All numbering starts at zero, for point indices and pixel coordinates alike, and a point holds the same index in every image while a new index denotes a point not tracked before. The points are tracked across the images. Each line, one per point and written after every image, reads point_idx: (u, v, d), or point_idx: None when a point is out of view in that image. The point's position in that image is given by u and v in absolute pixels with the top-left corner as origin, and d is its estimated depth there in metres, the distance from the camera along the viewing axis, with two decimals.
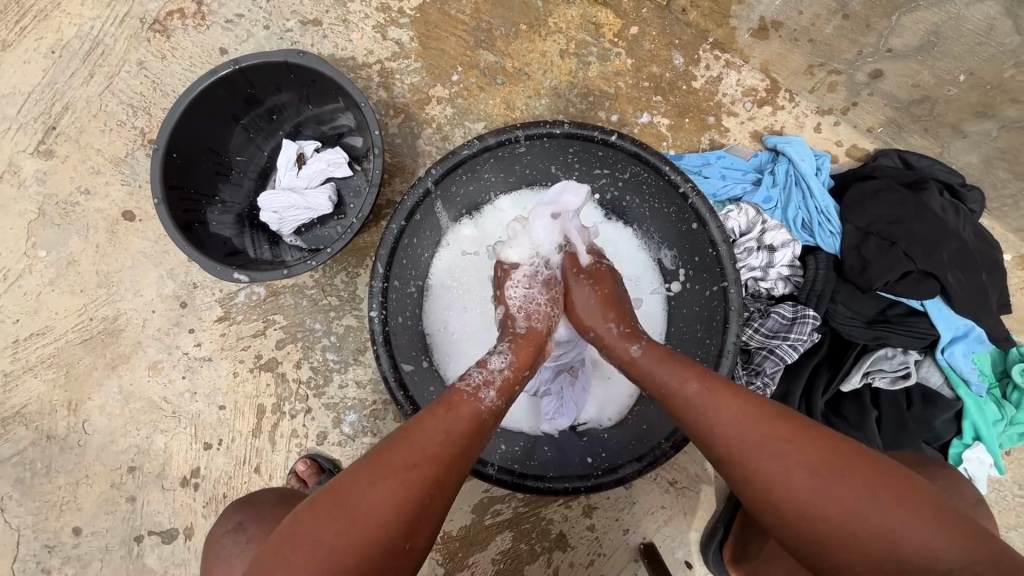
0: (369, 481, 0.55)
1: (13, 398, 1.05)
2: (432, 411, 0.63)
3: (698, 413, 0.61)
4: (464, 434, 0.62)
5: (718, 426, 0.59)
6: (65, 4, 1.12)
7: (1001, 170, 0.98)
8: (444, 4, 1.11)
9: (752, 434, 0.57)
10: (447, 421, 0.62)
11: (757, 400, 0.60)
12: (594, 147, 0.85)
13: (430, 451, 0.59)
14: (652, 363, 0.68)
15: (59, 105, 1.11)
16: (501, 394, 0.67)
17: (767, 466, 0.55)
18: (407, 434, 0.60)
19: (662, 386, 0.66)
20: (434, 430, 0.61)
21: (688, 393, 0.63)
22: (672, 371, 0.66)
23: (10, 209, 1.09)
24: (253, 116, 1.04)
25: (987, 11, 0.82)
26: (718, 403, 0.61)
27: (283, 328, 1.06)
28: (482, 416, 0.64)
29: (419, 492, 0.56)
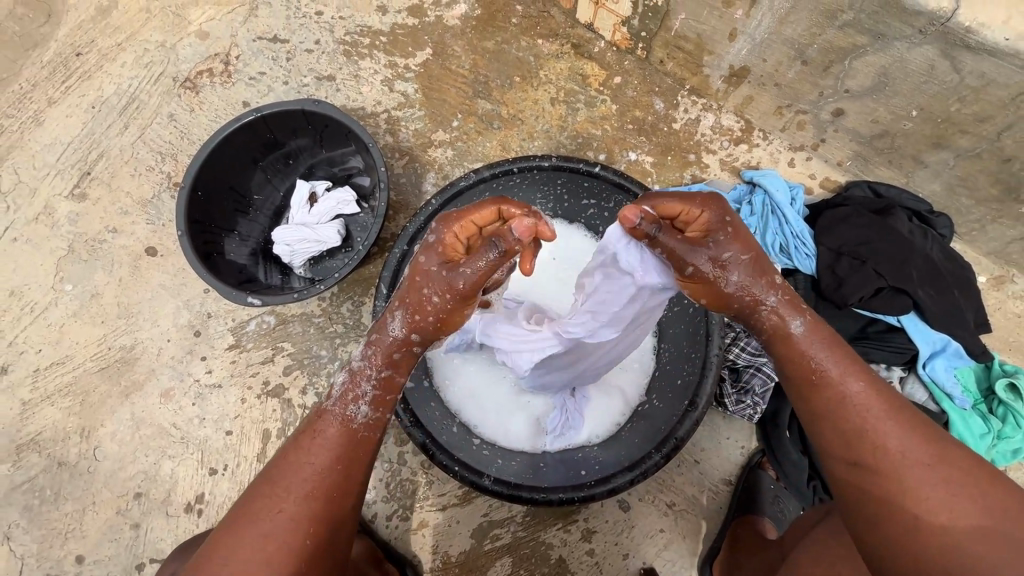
0: (239, 537, 0.59)
1: (29, 426, 1.09)
2: (300, 445, 0.63)
3: (858, 416, 0.59)
4: (330, 463, 0.62)
5: (880, 439, 0.57)
6: (108, 66, 1.26)
7: (964, 197, 1.05)
8: (446, 60, 1.23)
9: (910, 448, 0.57)
10: (316, 447, 0.63)
11: (919, 422, 0.58)
12: (580, 177, 0.95)
13: (299, 488, 0.61)
14: (813, 348, 0.61)
15: (95, 153, 1.22)
16: (376, 403, 0.66)
17: (922, 491, 0.55)
18: (273, 476, 0.62)
19: (819, 375, 0.60)
20: (302, 459, 0.62)
21: (850, 392, 0.59)
22: (834, 360, 0.61)
23: (43, 247, 1.18)
24: (272, 159, 1.14)
25: (926, 54, 0.87)
26: (882, 415, 0.58)
27: (291, 355, 1.11)
28: (347, 433, 0.64)
29: (298, 531, 0.60)
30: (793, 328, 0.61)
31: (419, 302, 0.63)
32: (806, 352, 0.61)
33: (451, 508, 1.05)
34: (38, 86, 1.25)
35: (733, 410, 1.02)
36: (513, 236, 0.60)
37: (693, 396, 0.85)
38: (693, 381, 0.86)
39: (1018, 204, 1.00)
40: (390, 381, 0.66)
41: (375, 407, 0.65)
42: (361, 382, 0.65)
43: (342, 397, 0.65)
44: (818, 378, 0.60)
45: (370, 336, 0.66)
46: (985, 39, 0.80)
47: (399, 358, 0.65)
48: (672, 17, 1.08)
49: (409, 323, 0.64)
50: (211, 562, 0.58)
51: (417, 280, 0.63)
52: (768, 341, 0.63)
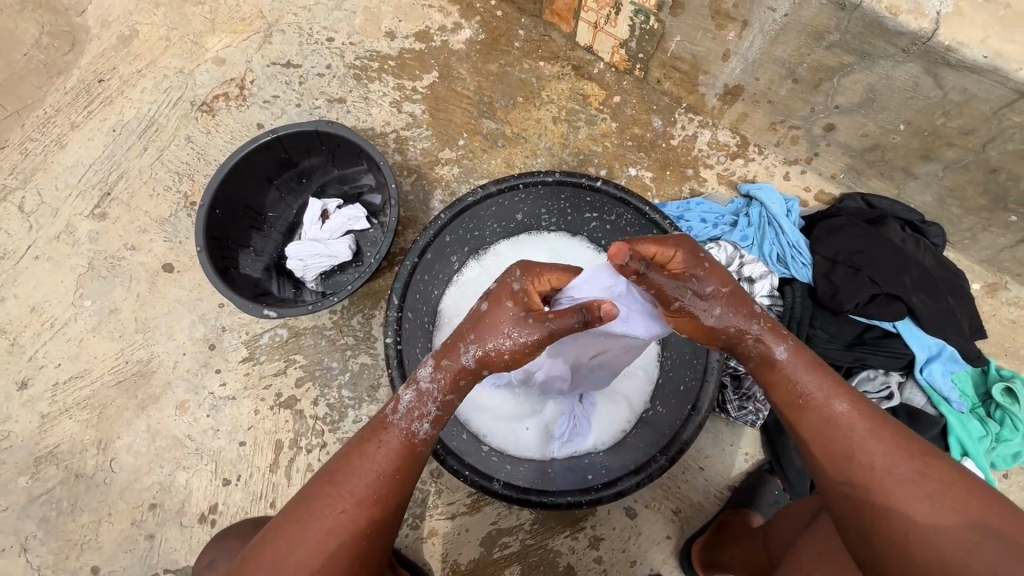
0: (298, 534, 0.62)
1: (48, 438, 1.12)
2: (364, 450, 0.65)
3: (843, 433, 0.62)
4: (390, 474, 0.65)
5: (864, 454, 0.60)
6: (128, 92, 1.32)
7: (954, 207, 1.09)
8: (452, 82, 1.28)
9: (893, 460, 0.59)
10: (378, 459, 0.65)
11: (907, 440, 0.61)
12: (583, 192, 0.98)
13: (359, 494, 0.64)
14: (800, 371, 0.66)
15: (115, 174, 1.27)
16: (437, 421, 0.68)
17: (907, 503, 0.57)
18: (336, 478, 0.64)
19: (806, 397, 0.65)
20: (364, 467, 0.65)
21: (835, 412, 0.63)
22: (814, 380, 0.65)
23: (64, 264, 1.22)
24: (286, 177, 1.18)
25: (910, 72, 0.92)
26: (865, 433, 0.61)
27: (303, 367, 1.14)
28: (411, 448, 0.66)
29: (354, 534, 0.63)
30: (777, 353, 0.67)
31: (493, 345, 0.65)
32: (793, 376, 0.66)
33: (460, 517, 1.06)
34: (62, 111, 1.30)
35: (736, 416, 1.04)
36: (600, 313, 0.65)
37: (695, 401, 0.87)
38: (696, 386, 0.88)
39: (1006, 213, 1.04)
40: (453, 404, 0.68)
41: (434, 426, 0.68)
42: (428, 401, 0.67)
43: (408, 412, 0.67)
44: (803, 399, 0.65)
45: (439, 352, 0.68)
46: (965, 57, 0.85)
47: (466, 381, 0.68)
48: (668, 39, 1.13)
49: (479, 355, 0.66)
50: (270, 553, 0.61)
51: (497, 319, 0.66)
52: (761, 369, 0.68)
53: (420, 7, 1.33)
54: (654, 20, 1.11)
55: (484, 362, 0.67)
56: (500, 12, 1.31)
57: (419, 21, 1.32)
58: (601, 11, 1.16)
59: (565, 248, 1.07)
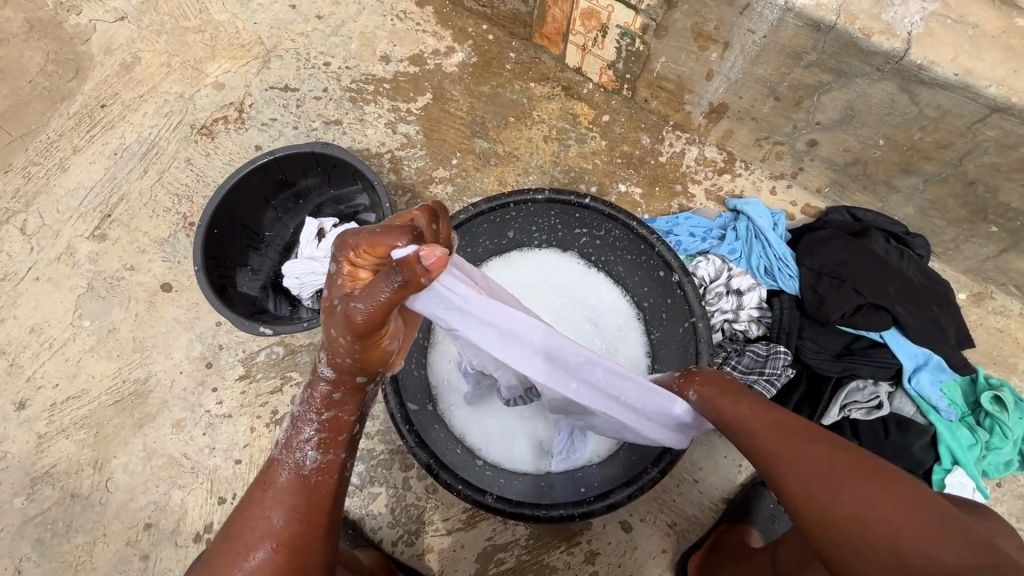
0: None
1: (44, 459, 1.13)
2: (257, 499, 0.65)
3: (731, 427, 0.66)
4: (290, 511, 0.64)
5: (750, 442, 0.64)
6: (130, 116, 1.35)
7: (937, 219, 1.11)
8: (445, 104, 1.32)
9: (780, 448, 0.62)
10: (282, 497, 0.65)
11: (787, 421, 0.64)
12: (572, 208, 1.00)
13: (263, 542, 0.62)
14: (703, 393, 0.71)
15: (116, 197, 1.29)
16: (325, 446, 0.66)
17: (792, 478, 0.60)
18: (236, 536, 0.63)
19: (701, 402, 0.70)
20: (269, 508, 0.64)
21: (720, 410, 0.67)
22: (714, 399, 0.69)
23: (64, 285, 1.24)
24: (283, 198, 1.21)
25: (886, 89, 0.95)
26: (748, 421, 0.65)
27: (299, 384, 1.14)
28: (299, 477, 0.65)
29: None
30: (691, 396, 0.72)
31: (333, 351, 0.61)
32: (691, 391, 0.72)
33: (455, 533, 1.06)
34: (64, 136, 1.34)
35: None
36: (420, 265, 0.52)
37: None
38: None
39: (986, 224, 1.06)
40: (337, 423, 0.66)
41: (322, 450, 0.66)
42: (303, 429, 0.66)
43: (291, 447, 0.66)
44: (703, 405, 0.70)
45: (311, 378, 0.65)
46: (936, 75, 0.88)
47: (339, 396, 0.64)
48: (653, 60, 1.16)
49: (332, 363, 0.62)
50: None
51: (328, 326, 0.60)
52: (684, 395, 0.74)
53: (414, 32, 1.37)
54: (639, 42, 1.14)
55: (338, 368, 0.62)
56: (491, 36, 1.36)
57: (413, 45, 1.37)
58: (589, 34, 1.20)
59: (557, 265, 1.11)
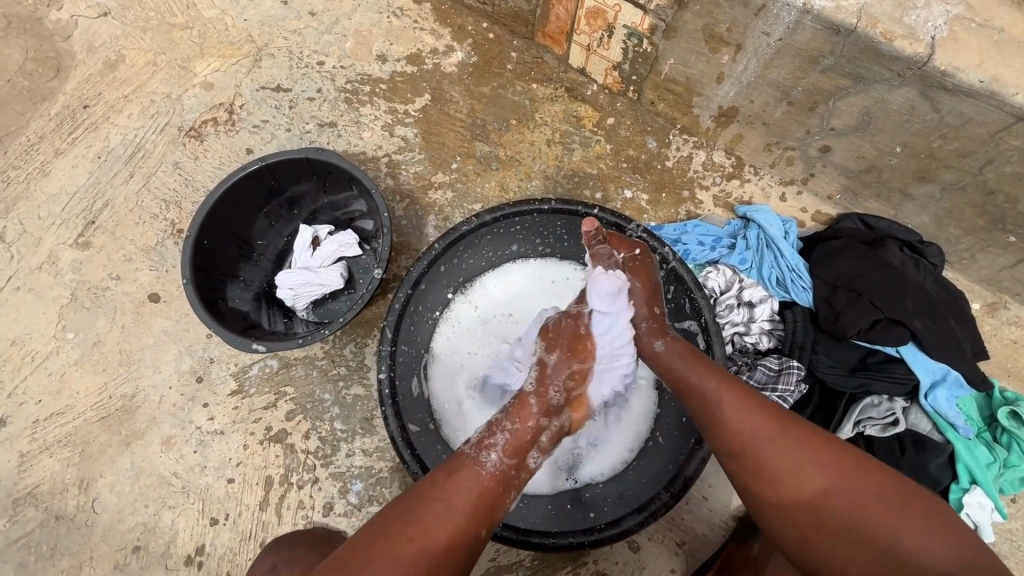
0: (372, 555, 0.62)
1: (27, 478, 1.08)
2: (444, 481, 0.69)
3: (718, 412, 0.72)
4: (469, 507, 0.68)
5: (737, 420, 0.70)
6: (115, 118, 1.29)
7: (953, 227, 1.08)
8: (444, 105, 1.27)
9: (763, 433, 0.68)
10: (445, 490, 0.68)
11: (773, 405, 0.71)
12: (580, 219, 0.97)
13: (442, 531, 0.65)
14: (673, 359, 0.81)
15: (100, 203, 1.24)
16: (509, 456, 0.73)
17: (764, 442, 0.67)
18: (413, 509, 0.66)
19: (683, 380, 0.78)
20: (442, 505, 0.67)
21: (707, 391, 0.74)
22: (692, 369, 0.78)
23: (46, 295, 1.18)
24: (275, 204, 1.15)
25: (906, 96, 0.91)
26: (733, 404, 0.71)
27: (294, 400, 1.10)
28: (487, 485, 0.70)
29: (423, 560, 0.62)
30: (657, 344, 0.84)
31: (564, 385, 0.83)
32: (667, 360, 0.81)
33: None
34: (45, 138, 1.28)
35: None
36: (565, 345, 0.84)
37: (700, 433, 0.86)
38: None
39: (1005, 234, 1.03)
40: (522, 439, 0.75)
41: (506, 457, 0.73)
42: (496, 432, 0.75)
43: (479, 443, 0.74)
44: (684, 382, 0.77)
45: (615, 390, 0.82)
46: (961, 82, 0.84)
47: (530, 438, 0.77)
48: (661, 62, 1.12)
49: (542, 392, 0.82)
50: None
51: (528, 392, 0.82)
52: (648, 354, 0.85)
53: (411, 30, 1.32)
54: (647, 43, 1.10)
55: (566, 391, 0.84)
56: (492, 34, 1.31)
57: (410, 44, 1.31)
58: (594, 34, 1.15)
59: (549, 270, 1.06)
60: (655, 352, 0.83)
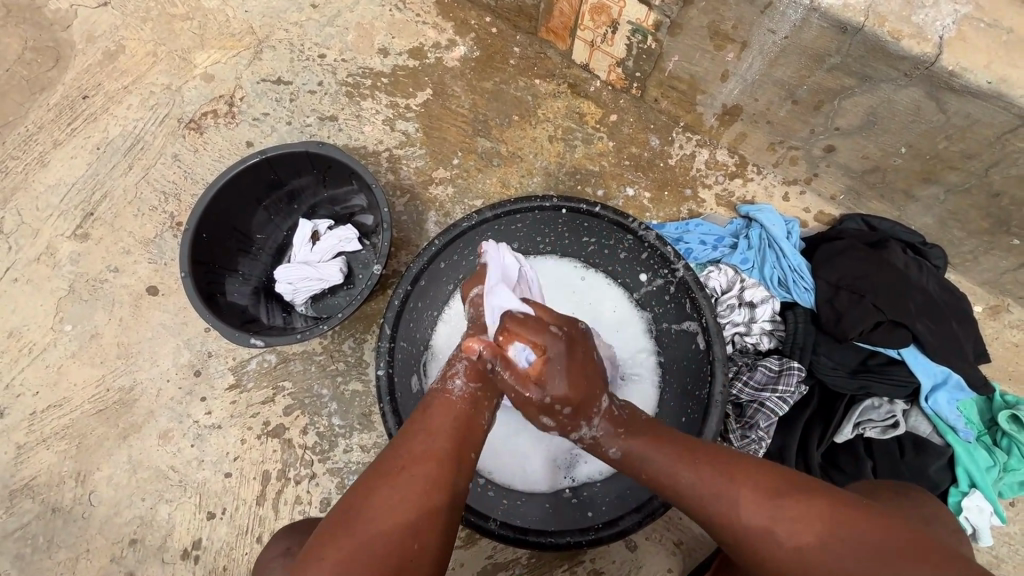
0: (365, 498, 0.62)
1: (24, 470, 1.08)
2: (414, 417, 0.72)
3: (696, 505, 0.64)
4: (444, 428, 0.70)
5: (718, 509, 0.62)
6: (114, 109, 1.28)
7: (956, 230, 1.07)
8: (446, 100, 1.26)
9: (750, 517, 0.60)
10: (423, 421, 0.71)
11: (755, 475, 0.63)
12: (581, 217, 0.96)
13: (422, 451, 0.66)
14: (641, 450, 0.72)
15: (99, 194, 1.23)
16: (471, 377, 0.76)
17: (749, 521, 0.60)
18: (395, 446, 0.67)
19: (654, 475, 0.69)
20: (420, 433, 0.69)
21: (681, 484, 0.66)
22: (663, 456, 0.69)
23: (44, 287, 1.17)
24: (275, 198, 1.15)
25: (913, 96, 0.90)
26: (707, 486, 0.64)
27: (292, 395, 1.10)
28: (456, 405, 0.73)
29: (417, 485, 0.63)
30: (611, 452, 0.73)
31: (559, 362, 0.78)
32: (640, 455, 0.71)
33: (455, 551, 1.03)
34: (44, 128, 1.27)
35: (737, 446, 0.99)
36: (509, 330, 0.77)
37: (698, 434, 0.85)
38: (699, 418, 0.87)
39: (1009, 237, 1.03)
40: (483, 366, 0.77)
41: (471, 381, 0.76)
42: (460, 375, 0.76)
43: (443, 378, 0.76)
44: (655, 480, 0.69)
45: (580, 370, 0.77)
46: (969, 82, 0.83)
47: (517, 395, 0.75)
48: (665, 59, 1.11)
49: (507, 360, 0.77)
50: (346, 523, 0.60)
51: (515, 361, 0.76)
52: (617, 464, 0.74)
53: (414, 24, 1.31)
54: (651, 39, 1.09)
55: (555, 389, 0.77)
56: (495, 29, 1.29)
57: (412, 38, 1.30)
58: (598, 30, 1.14)
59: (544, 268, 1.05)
60: (622, 459, 0.73)
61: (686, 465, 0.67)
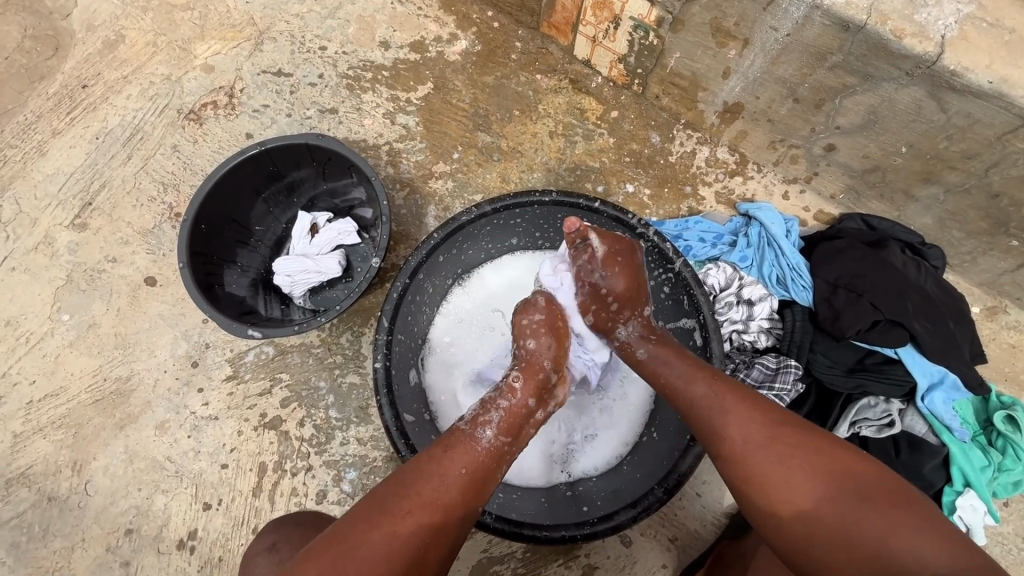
0: (364, 531, 0.61)
1: (20, 459, 1.08)
2: (436, 454, 0.69)
3: (704, 414, 0.70)
4: (461, 480, 0.68)
5: (724, 426, 0.68)
6: (113, 98, 1.28)
7: (955, 230, 1.08)
8: (447, 94, 1.26)
9: (755, 436, 0.65)
10: (443, 465, 0.68)
11: (764, 408, 0.68)
12: (580, 212, 0.96)
13: (434, 501, 0.65)
14: (659, 365, 0.78)
15: (97, 184, 1.23)
16: (503, 432, 0.74)
17: (753, 438, 0.66)
18: (409, 481, 0.66)
19: (669, 386, 0.76)
20: (435, 475, 0.67)
21: (693, 397, 0.72)
22: (682, 373, 0.75)
23: (42, 276, 1.17)
24: (274, 190, 1.14)
25: (914, 95, 0.90)
26: (722, 405, 0.69)
27: (288, 387, 1.10)
28: (481, 458, 0.71)
29: (416, 537, 0.62)
30: (639, 353, 0.81)
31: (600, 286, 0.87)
32: (656, 370, 0.78)
33: None
34: (43, 117, 1.26)
35: None
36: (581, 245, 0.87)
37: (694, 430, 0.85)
38: None
39: (1007, 238, 1.03)
40: (518, 412, 0.76)
41: (501, 434, 0.74)
42: (491, 410, 0.75)
43: (472, 421, 0.74)
44: (671, 389, 0.75)
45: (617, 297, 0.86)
46: (970, 82, 0.83)
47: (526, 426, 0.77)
48: (667, 55, 1.11)
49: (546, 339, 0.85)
50: (339, 548, 0.60)
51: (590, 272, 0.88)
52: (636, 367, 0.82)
53: (415, 17, 1.30)
54: (653, 35, 1.09)
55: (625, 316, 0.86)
56: (497, 23, 1.29)
57: (414, 31, 1.30)
58: (600, 25, 1.14)
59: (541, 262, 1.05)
60: (645, 361, 0.80)
61: (703, 381, 0.73)
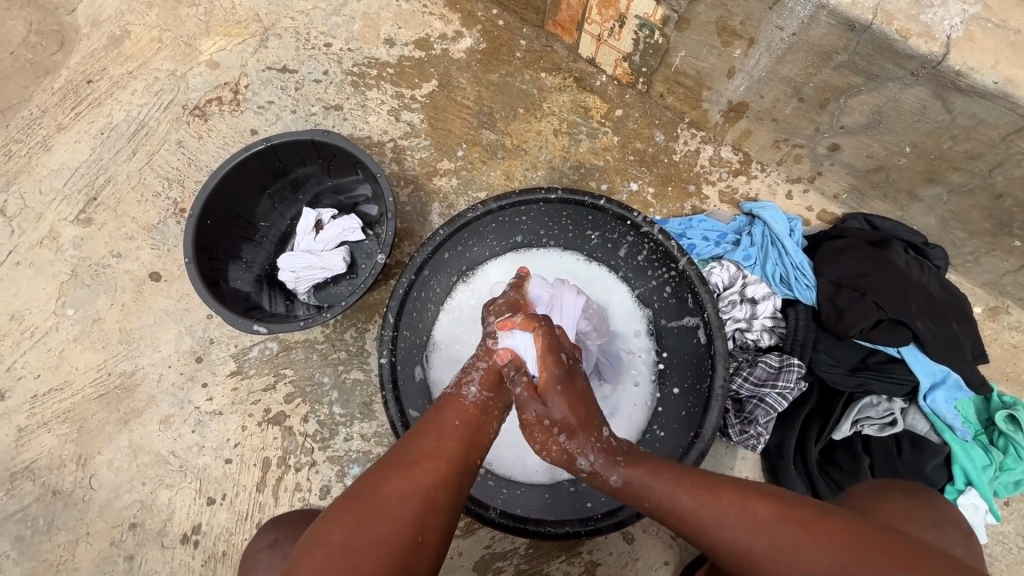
0: (375, 485, 0.62)
1: (25, 453, 1.08)
2: (429, 417, 0.72)
3: (696, 530, 0.61)
4: (459, 432, 0.71)
5: (721, 542, 0.59)
6: (118, 94, 1.28)
7: (958, 230, 1.08)
8: (451, 92, 1.26)
9: (760, 548, 0.57)
10: (438, 421, 0.71)
11: (759, 500, 0.60)
12: (585, 210, 0.96)
13: (436, 450, 0.67)
14: (636, 481, 0.68)
15: (102, 179, 1.23)
16: (487, 387, 0.77)
17: (757, 550, 0.57)
18: (409, 440, 0.68)
19: (653, 504, 0.66)
20: (433, 430, 0.70)
21: (681, 513, 0.63)
22: (662, 485, 0.66)
23: (46, 270, 1.17)
24: (279, 185, 1.15)
25: (918, 95, 0.90)
26: (714, 519, 0.60)
27: (293, 382, 1.10)
28: (473, 412, 0.74)
29: (425, 483, 0.63)
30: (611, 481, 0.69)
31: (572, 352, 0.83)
32: (637, 488, 0.68)
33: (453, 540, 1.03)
34: (48, 112, 1.26)
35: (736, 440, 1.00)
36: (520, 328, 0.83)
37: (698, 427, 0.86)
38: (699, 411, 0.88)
39: (1010, 238, 1.03)
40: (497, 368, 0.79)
41: (485, 390, 0.77)
42: (473, 371, 0.79)
43: (459, 383, 0.77)
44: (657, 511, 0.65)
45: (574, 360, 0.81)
46: (975, 82, 0.83)
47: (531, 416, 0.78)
48: (672, 54, 1.11)
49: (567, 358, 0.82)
50: (351, 508, 0.61)
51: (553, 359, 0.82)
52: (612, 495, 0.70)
53: (420, 15, 1.31)
54: (658, 34, 1.09)
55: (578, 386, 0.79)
56: (502, 21, 1.29)
57: (419, 29, 1.30)
58: (605, 24, 1.14)
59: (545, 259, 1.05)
60: (623, 487, 0.69)
61: (681, 487, 0.64)
